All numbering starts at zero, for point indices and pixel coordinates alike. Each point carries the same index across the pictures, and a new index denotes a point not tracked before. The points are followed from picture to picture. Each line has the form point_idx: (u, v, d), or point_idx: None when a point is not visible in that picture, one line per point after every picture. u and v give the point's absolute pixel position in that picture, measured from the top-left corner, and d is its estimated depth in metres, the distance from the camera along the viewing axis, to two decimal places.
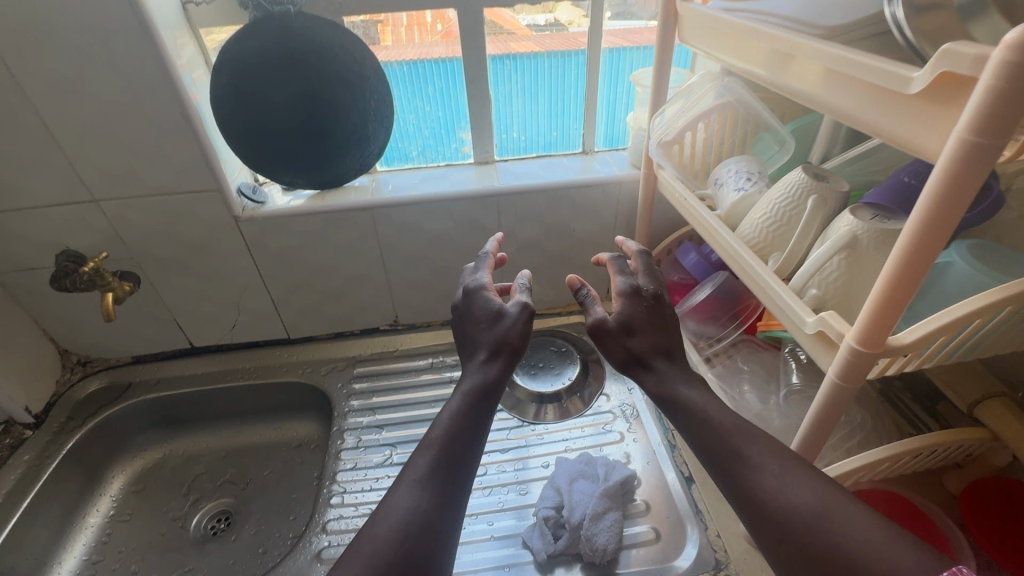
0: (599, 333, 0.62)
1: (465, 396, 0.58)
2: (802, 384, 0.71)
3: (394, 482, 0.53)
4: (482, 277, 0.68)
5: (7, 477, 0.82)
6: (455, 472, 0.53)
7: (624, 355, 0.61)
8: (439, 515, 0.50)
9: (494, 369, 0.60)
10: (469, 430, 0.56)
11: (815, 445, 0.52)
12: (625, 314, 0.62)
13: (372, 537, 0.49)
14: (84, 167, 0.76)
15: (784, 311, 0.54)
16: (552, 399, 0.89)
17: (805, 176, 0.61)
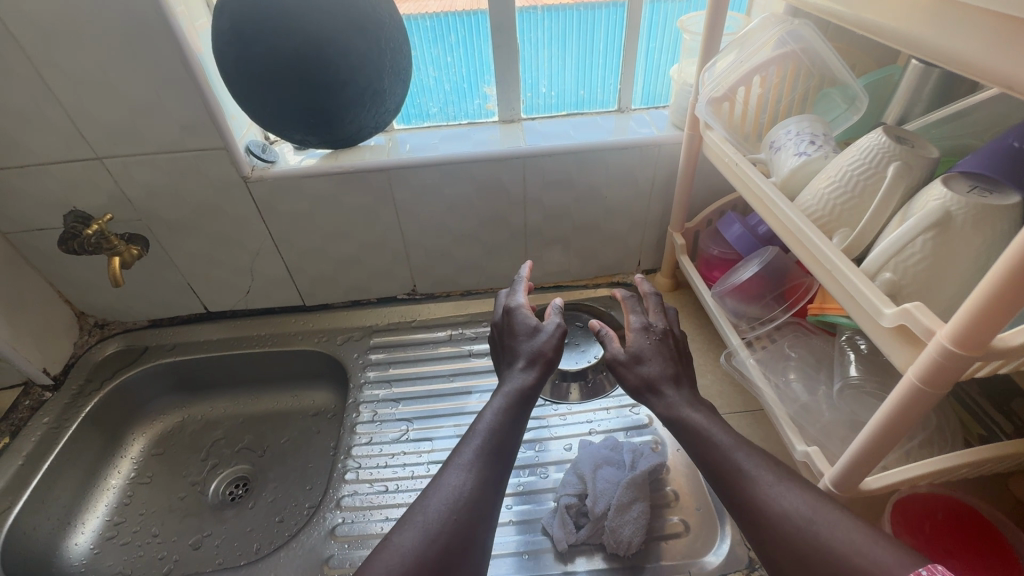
0: (614, 362, 0.66)
1: (506, 396, 0.63)
2: (860, 377, 0.62)
3: (442, 465, 0.57)
4: (519, 298, 0.73)
5: (27, 438, 0.82)
6: (497, 463, 0.58)
7: (637, 382, 0.63)
8: (483, 499, 0.55)
9: (533, 375, 0.65)
10: (509, 427, 0.61)
11: (878, 451, 0.46)
12: (636, 345, 0.66)
13: (423, 511, 0.53)
14: (83, 122, 0.72)
15: (850, 299, 0.47)
16: (576, 377, 0.85)
17: (885, 138, 0.52)
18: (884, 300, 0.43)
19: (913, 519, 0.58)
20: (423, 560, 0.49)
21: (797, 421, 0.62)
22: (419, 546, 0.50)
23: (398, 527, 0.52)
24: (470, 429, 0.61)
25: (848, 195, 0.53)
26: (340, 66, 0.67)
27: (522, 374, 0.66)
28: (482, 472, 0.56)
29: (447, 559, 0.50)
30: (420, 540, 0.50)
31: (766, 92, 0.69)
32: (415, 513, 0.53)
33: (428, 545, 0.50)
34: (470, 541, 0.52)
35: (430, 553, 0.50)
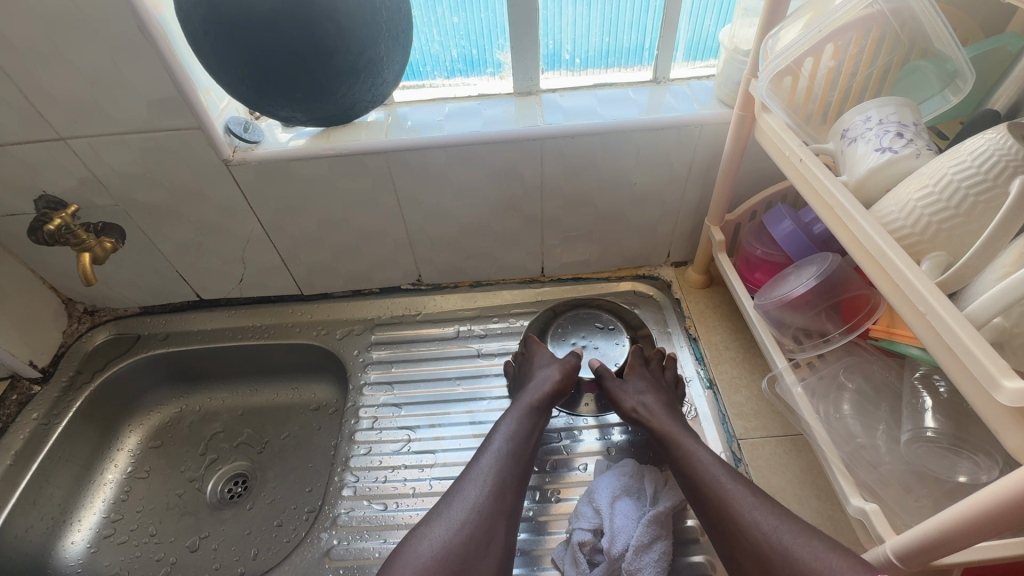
0: (614, 387, 0.71)
1: (522, 406, 0.67)
2: (937, 427, 0.51)
3: (465, 467, 0.61)
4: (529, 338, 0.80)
5: (16, 436, 0.78)
6: (516, 466, 0.61)
7: (632, 404, 0.67)
8: (503, 499, 0.58)
9: (545, 389, 0.69)
10: (526, 432, 0.65)
11: (962, 540, 0.38)
12: (638, 378, 0.71)
13: (450, 506, 0.56)
14: (38, 100, 0.63)
15: (936, 342, 0.38)
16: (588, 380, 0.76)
17: (1008, 141, 0.41)
18: (1002, 366, 0.33)
19: None
20: (450, 549, 0.52)
21: (851, 468, 0.53)
22: (446, 535, 0.53)
23: (426, 520, 0.55)
24: (491, 434, 0.64)
25: (950, 211, 0.42)
26: (326, 25, 0.53)
27: (535, 389, 0.70)
28: (502, 473, 0.59)
29: (473, 549, 0.53)
30: (447, 530, 0.54)
31: (840, 64, 0.57)
32: (441, 508, 0.56)
33: (454, 535, 0.53)
34: (493, 535, 0.55)
35: (456, 543, 0.53)
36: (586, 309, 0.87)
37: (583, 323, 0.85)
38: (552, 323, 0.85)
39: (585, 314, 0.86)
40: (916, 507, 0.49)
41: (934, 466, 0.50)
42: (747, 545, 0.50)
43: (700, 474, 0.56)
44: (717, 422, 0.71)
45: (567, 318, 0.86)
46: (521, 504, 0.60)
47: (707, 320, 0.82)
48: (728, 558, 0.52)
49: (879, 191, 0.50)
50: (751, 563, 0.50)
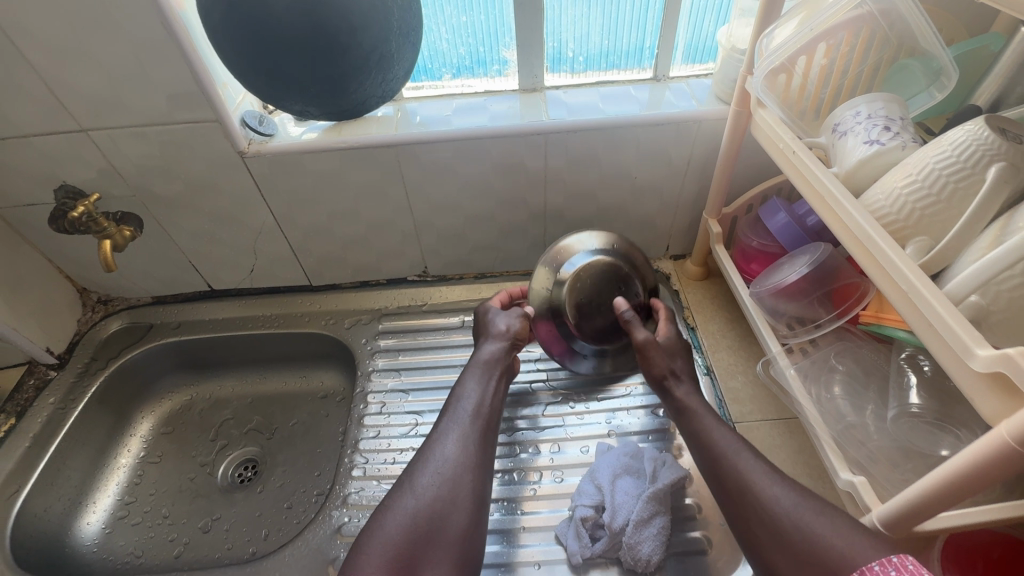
0: (647, 344, 0.66)
1: (480, 363, 0.69)
2: (922, 402, 0.54)
3: (430, 432, 0.63)
4: (498, 319, 0.73)
5: (33, 420, 0.80)
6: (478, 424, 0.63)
7: (663, 369, 0.65)
8: (467, 455, 0.60)
9: (500, 344, 0.71)
10: (485, 388, 0.67)
11: (943, 503, 0.40)
12: (669, 341, 0.69)
13: (416, 475, 0.58)
14: (62, 92, 0.65)
15: (921, 322, 0.40)
16: (552, 330, 0.72)
17: (985, 131, 0.44)
18: (977, 336, 0.36)
19: (965, 557, 0.52)
20: (417, 515, 0.55)
21: (841, 446, 0.56)
22: (413, 503, 0.56)
23: (394, 491, 0.58)
24: (451, 398, 0.66)
25: (933, 199, 0.45)
26: (338, 25, 0.56)
27: (492, 344, 0.71)
28: (463, 432, 0.62)
29: (441, 509, 0.56)
30: (414, 499, 0.56)
31: (832, 62, 0.60)
32: (407, 479, 0.58)
33: (420, 501, 0.56)
34: (459, 493, 0.57)
35: (423, 508, 0.55)
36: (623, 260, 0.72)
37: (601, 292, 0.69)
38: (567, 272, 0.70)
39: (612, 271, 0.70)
40: (902, 480, 0.51)
41: (919, 442, 0.52)
42: (762, 516, 0.51)
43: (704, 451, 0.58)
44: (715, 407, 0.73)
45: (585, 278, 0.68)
46: (491, 456, 0.63)
47: (705, 311, 0.85)
48: (733, 531, 0.55)
49: (867, 181, 0.53)
50: (763, 536, 0.51)
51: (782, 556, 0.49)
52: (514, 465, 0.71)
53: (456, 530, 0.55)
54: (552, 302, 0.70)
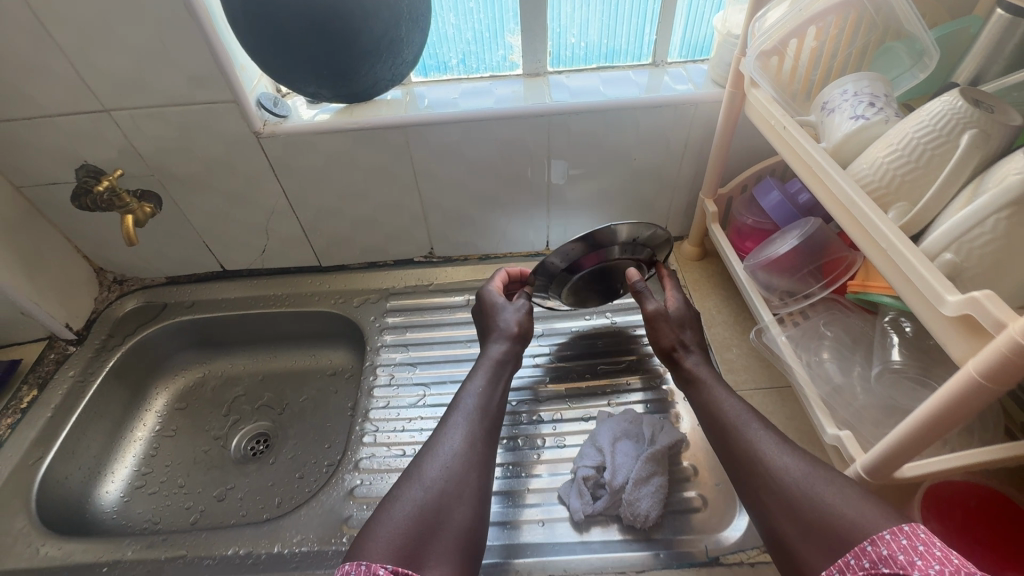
0: (656, 316, 0.69)
1: (488, 362, 0.69)
2: (904, 361, 0.58)
3: (437, 426, 0.62)
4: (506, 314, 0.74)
5: (54, 392, 0.83)
6: (486, 423, 0.63)
7: (672, 342, 0.68)
8: (473, 449, 0.59)
9: (506, 342, 0.71)
10: (492, 386, 0.66)
11: (921, 444, 0.44)
12: (679, 313, 0.71)
13: (423, 468, 0.57)
14: (88, 72, 0.68)
15: (903, 278, 0.43)
16: (544, 282, 0.73)
17: (961, 103, 0.47)
18: (949, 286, 0.39)
19: (944, 507, 0.56)
20: (424, 507, 0.52)
21: (829, 405, 0.59)
22: (420, 495, 0.53)
23: (400, 484, 0.55)
24: (457, 395, 0.65)
25: (913, 166, 0.48)
26: (352, 12, 0.59)
27: (500, 343, 0.71)
28: (470, 427, 0.61)
29: (447, 502, 0.53)
30: (422, 490, 0.54)
31: (822, 45, 0.63)
32: (414, 471, 0.56)
33: (428, 494, 0.54)
34: (466, 487, 0.55)
35: (430, 500, 0.53)
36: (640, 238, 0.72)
37: (598, 272, 0.72)
38: (586, 256, 0.68)
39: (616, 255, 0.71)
40: (886, 433, 0.54)
41: (902, 399, 0.56)
42: (768, 479, 0.52)
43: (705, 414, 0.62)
44: None
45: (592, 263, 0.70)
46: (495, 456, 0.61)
47: (701, 288, 0.88)
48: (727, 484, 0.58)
49: (852, 155, 0.56)
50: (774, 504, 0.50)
51: (791, 526, 0.48)
52: (519, 432, 0.74)
53: (461, 524, 0.53)
54: (557, 270, 0.70)
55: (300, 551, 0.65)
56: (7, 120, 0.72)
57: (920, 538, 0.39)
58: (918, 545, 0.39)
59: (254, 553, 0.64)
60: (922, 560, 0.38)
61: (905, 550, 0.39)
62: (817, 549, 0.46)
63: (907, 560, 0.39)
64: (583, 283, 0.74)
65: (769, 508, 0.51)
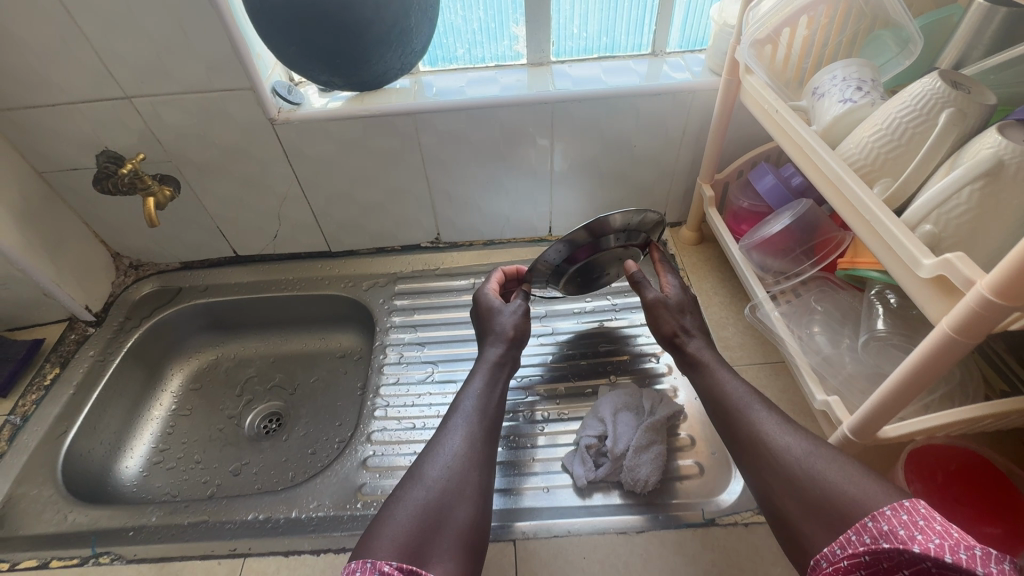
0: (656, 305, 0.72)
1: (485, 364, 0.70)
2: (889, 330, 0.61)
3: (437, 429, 0.62)
4: (508, 315, 0.75)
5: (75, 370, 0.86)
6: (485, 424, 0.64)
7: (673, 328, 0.71)
8: (474, 449, 0.60)
9: (502, 345, 0.72)
10: (490, 388, 0.68)
11: (902, 400, 0.47)
12: (677, 299, 0.73)
13: (425, 468, 0.57)
14: (112, 60, 0.71)
15: (885, 247, 0.46)
16: (543, 277, 0.76)
17: (940, 84, 0.50)
18: (925, 251, 0.42)
19: (926, 469, 0.59)
20: (428, 505, 0.53)
21: (819, 374, 0.62)
22: (423, 493, 0.54)
23: (403, 485, 0.55)
24: (456, 398, 0.67)
25: (896, 144, 0.51)
26: (364, 3, 0.62)
27: (495, 346, 0.72)
28: (470, 428, 0.62)
29: (450, 500, 0.54)
30: (424, 489, 0.54)
31: (813, 34, 0.66)
32: (416, 472, 0.57)
33: (431, 492, 0.54)
34: (467, 484, 0.56)
35: (433, 499, 0.53)
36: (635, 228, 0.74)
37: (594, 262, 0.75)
38: (578, 249, 0.71)
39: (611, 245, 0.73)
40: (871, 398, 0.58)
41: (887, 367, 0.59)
42: (759, 441, 0.55)
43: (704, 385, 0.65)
44: None
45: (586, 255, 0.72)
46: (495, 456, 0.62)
47: (699, 271, 0.91)
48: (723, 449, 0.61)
49: (841, 137, 0.59)
50: (775, 482, 0.52)
51: (792, 503, 0.50)
52: (524, 406, 0.77)
53: (464, 521, 0.53)
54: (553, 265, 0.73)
55: (316, 516, 0.68)
56: (34, 106, 0.75)
57: (920, 514, 0.40)
58: (918, 520, 0.39)
59: (272, 518, 0.68)
60: (921, 534, 0.38)
61: (906, 525, 0.39)
62: (817, 524, 0.47)
63: (907, 534, 0.39)
64: (581, 273, 0.77)
65: (761, 467, 0.54)
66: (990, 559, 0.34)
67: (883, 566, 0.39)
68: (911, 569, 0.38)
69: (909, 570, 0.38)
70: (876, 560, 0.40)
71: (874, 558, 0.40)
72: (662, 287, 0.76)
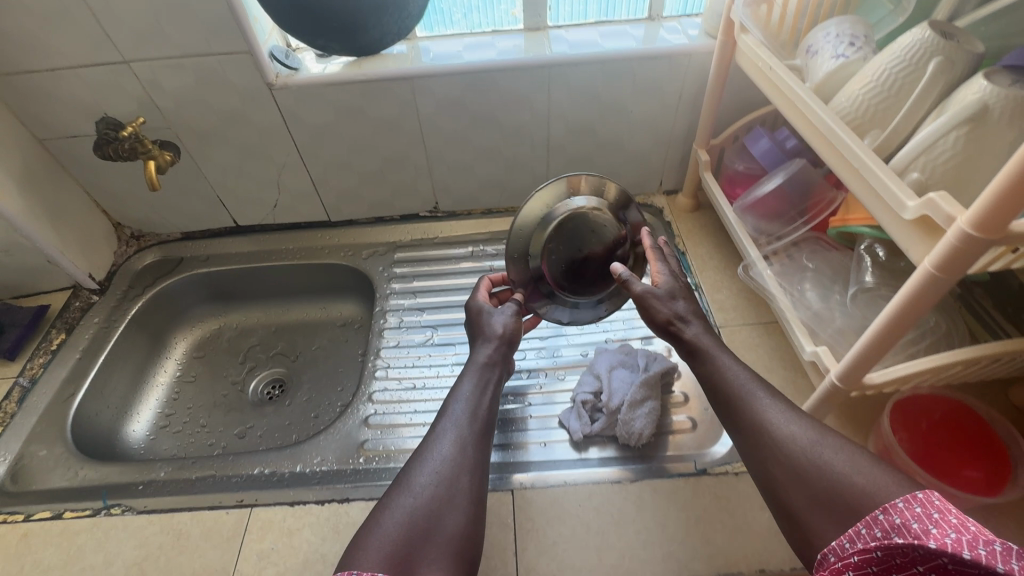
0: (644, 295, 0.64)
1: (476, 364, 0.65)
2: (876, 282, 0.63)
3: (426, 434, 0.57)
4: (500, 319, 0.69)
5: (81, 336, 0.88)
6: (479, 427, 0.59)
7: (668, 316, 0.62)
8: (465, 455, 0.55)
9: (495, 344, 0.67)
10: (481, 390, 0.62)
11: (885, 344, 0.49)
12: (667, 284, 0.65)
13: (413, 475, 0.53)
14: (110, 23, 0.71)
15: (874, 194, 0.47)
16: (529, 278, 0.73)
17: (929, 33, 0.50)
18: (910, 194, 0.43)
19: (910, 418, 0.62)
20: (416, 516, 0.49)
21: (810, 328, 0.64)
22: (411, 503, 0.50)
23: (390, 493, 0.51)
24: (446, 400, 0.62)
25: (887, 96, 0.52)
26: None
27: (487, 345, 0.67)
28: (461, 431, 0.57)
29: (439, 510, 0.49)
30: (412, 498, 0.50)
31: None
32: (403, 480, 0.52)
33: (419, 503, 0.50)
34: (458, 492, 0.51)
35: (421, 511, 0.49)
36: (619, 213, 0.72)
37: (576, 248, 0.70)
38: (549, 224, 0.70)
39: (589, 226, 0.70)
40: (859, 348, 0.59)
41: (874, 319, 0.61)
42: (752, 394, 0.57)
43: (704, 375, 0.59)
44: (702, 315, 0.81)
45: (561, 233, 0.70)
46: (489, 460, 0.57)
47: (694, 237, 0.92)
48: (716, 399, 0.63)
49: (834, 93, 0.60)
50: (781, 476, 0.48)
51: (801, 497, 0.46)
52: (523, 366, 0.79)
53: (455, 531, 0.49)
54: (530, 253, 0.71)
55: (320, 469, 0.70)
56: (32, 71, 0.75)
57: (935, 506, 0.36)
58: (933, 514, 0.36)
59: (278, 472, 0.70)
60: (937, 528, 0.34)
61: (920, 518, 0.36)
62: (827, 519, 0.44)
63: (921, 528, 0.35)
64: (569, 267, 0.71)
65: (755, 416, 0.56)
66: (1012, 556, 0.31)
67: (895, 563, 0.35)
68: (926, 566, 0.34)
69: (923, 567, 0.34)
70: (889, 557, 0.36)
71: (886, 554, 0.36)
72: (652, 277, 0.67)
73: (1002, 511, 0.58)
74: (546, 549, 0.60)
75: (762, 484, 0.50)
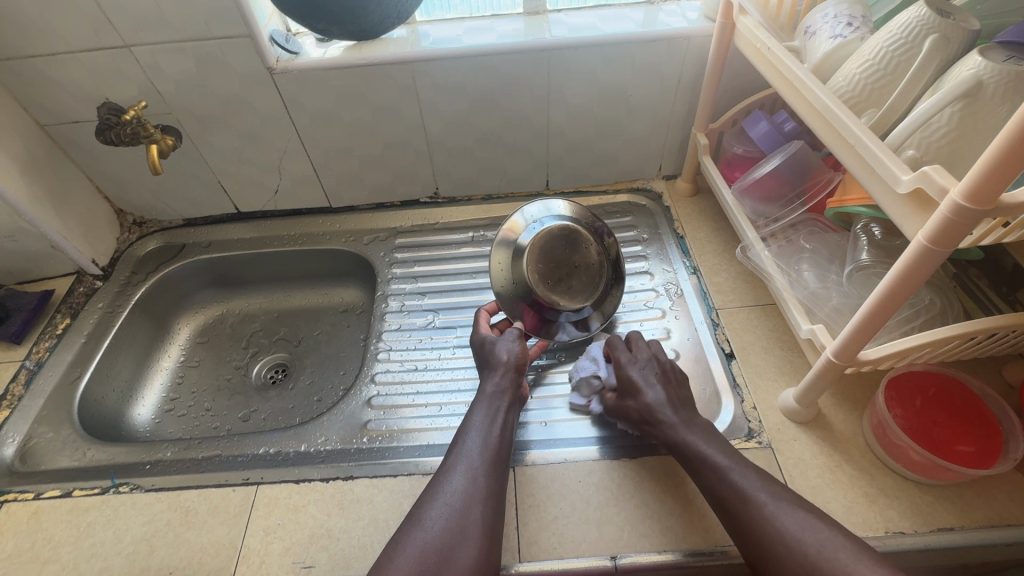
0: (615, 403, 0.68)
1: (486, 397, 0.66)
2: (872, 261, 0.64)
3: (439, 467, 0.60)
4: (508, 346, 0.71)
5: (86, 321, 0.89)
6: (495, 458, 0.60)
7: (638, 413, 0.65)
8: (476, 486, 0.56)
9: (504, 375, 0.68)
10: (492, 419, 0.63)
11: (876, 321, 0.50)
12: (628, 378, 0.68)
13: (425, 509, 0.55)
14: (110, 7, 0.71)
15: (869, 170, 0.47)
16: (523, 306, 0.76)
17: (926, 11, 0.51)
18: (903, 168, 0.44)
19: (905, 394, 0.63)
20: (427, 550, 0.51)
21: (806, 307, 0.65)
22: (422, 537, 0.52)
23: (405, 526, 0.54)
24: (459, 432, 0.63)
25: (884, 74, 0.53)
26: None
27: (497, 375, 0.68)
28: (472, 464, 0.58)
29: (450, 545, 0.52)
30: (424, 532, 0.53)
31: None
32: (417, 513, 0.55)
33: (429, 538, 0.52)
34: (467, 525, 0.53)
35: (432, 545, 0.52)
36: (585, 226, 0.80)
37: (550, 262, 0.76)
38: (520, 255, 0.76)
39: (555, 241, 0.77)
40: None
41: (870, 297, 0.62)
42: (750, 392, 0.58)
43: (689, 443, 0.60)
44: (700, 297, 0.82)
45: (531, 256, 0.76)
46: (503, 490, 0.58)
47: (693, 221, 0.93)
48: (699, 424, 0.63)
49: (831, 73, 0.61)
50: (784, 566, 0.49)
51: None
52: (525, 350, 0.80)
53: (466, 565, 0.51)
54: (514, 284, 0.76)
55: (325, 449, 0.71)
56: (33, 55, 0.75)
57: None
58: None
59: (283, 451, 0.71)
60: None
61: None
62: None
63: None
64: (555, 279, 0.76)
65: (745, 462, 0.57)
66: None
67: None
68: None
69: None
70: None
71: None
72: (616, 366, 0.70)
73: (994, 484, 0.59)
74: (546, 524, 0.61)
75: (752, 561, 0.52)
